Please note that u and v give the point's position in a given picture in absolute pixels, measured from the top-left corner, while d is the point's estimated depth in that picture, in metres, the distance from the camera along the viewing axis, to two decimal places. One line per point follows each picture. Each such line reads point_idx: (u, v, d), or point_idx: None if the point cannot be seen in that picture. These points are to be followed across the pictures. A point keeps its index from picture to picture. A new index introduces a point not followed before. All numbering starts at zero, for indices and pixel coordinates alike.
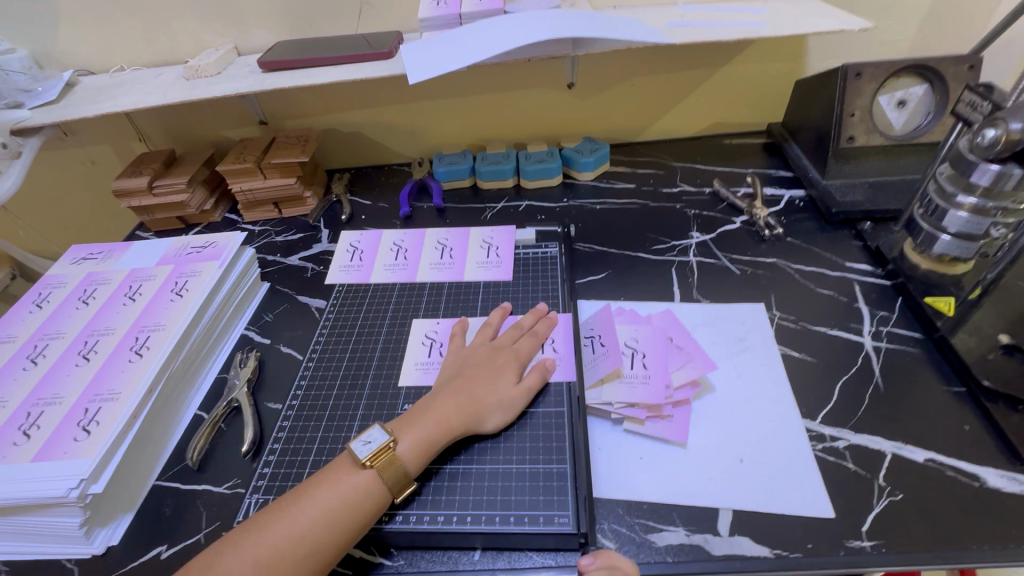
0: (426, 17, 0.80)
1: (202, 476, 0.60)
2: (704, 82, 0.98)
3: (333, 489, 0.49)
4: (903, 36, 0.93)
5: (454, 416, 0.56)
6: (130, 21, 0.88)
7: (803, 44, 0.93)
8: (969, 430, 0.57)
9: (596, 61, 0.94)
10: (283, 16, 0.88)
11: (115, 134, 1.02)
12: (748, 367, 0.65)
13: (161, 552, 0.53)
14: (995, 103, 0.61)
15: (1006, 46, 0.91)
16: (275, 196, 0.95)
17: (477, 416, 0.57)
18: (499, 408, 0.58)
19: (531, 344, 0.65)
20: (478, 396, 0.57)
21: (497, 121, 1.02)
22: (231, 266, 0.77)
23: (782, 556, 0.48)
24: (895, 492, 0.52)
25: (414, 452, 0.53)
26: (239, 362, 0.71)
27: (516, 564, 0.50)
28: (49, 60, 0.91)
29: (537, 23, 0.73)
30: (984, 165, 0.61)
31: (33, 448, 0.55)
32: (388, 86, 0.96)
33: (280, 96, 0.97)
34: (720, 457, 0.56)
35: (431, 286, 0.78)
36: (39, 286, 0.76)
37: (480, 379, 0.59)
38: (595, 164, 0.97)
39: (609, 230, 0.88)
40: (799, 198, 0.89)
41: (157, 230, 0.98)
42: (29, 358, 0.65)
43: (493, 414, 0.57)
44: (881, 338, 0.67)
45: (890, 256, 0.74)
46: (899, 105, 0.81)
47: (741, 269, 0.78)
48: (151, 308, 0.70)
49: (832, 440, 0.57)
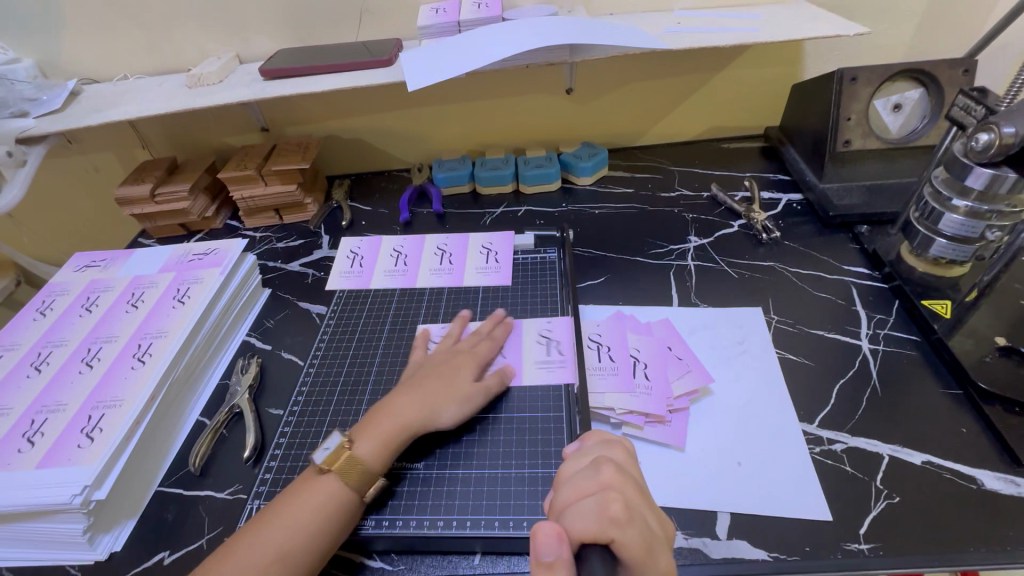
0: (425, 25, 0.81)
1: (205, 482, 0.60)
2: (702, 87, 0.98)
3: (299, 499, 0.50)
4: (900, 39, 0.93)
5: (408, 412, 0.57)
6: (133, 30, 0.89)
7: (800, 48, 0.93)
8: (966, 432, 0.57)
9: (594, 67, 0.94)
10: (284, 25, 0.89)
11: (118, 142, 1.03)
12: (747, 370, 0.65)
13: (164, 557, 0.54)
14: (989, 107, 0.61)
15: (1002, 49, 0.92)
16: (277, 203, 0.96)
17: (434, 410, 0.57)
18: (457, 402, 0.58)
19: (490, 346, 0.66)
20: (434, 393, 0.58)
21: (496, 127, 1.03)
22: (232, 273, 0.78)
23: (780, 559, 0.49)
24: (892, 495, 0.52)
25: (374, 451, 0.54)
26: (241, 367, 0.71)
27: (515, 568, 0.50)
28: (53, 69, 0.92)
29: (534, 31, 0.73)
30: (978, 169, 0.61)
31: (37, 455, 0.55)
32: (388, 92, 0.97)
33: (281, 103, 0.98)
34: (719, 461, 0.57)
35: (430, 291, 0.79)
36: (43, 293, 0.77)
37: (435, 377, 0.60)
38: (594, 169, 0.98)
39: (607, 234, 0.88)
40: (796, 201, 0.90)
41: (160, 236, 0.99)
42: (33, 366, 0.66)
43: (451, 407, 0.58)
44: (878, 341, 0.67)
45: (887, 259, 0.75)
46: (895, 109, 0.82)
47: (739, 272, 0.79)
48: (153, 315, 0.70)
49: (829, 443, 0.57)
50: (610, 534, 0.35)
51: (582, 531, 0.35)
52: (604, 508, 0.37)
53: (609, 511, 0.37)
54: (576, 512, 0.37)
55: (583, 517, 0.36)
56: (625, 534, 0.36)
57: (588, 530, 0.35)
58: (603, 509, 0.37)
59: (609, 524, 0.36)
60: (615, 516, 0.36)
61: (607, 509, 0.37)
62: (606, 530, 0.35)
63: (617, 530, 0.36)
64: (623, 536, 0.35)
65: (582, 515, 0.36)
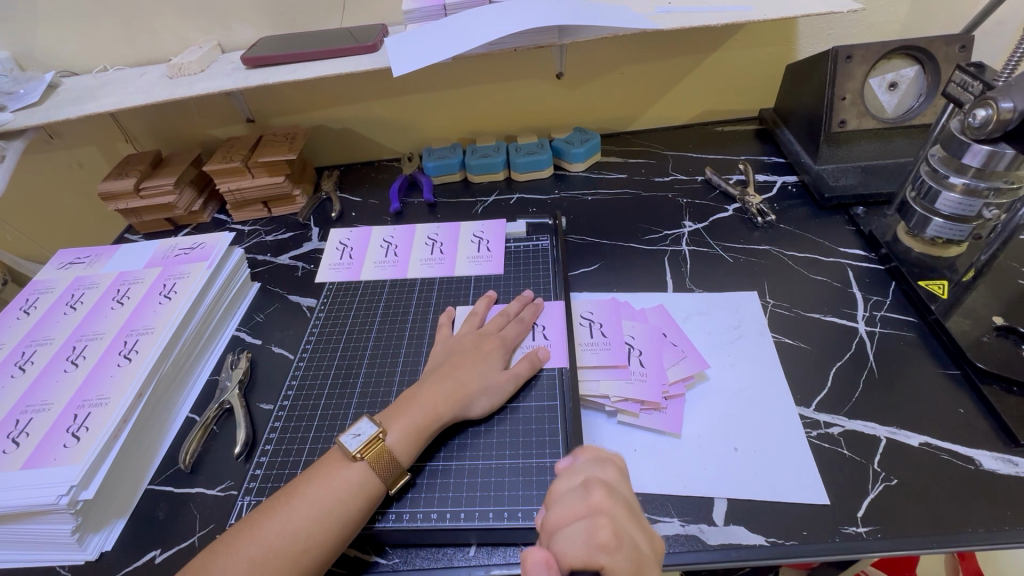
0: (410, 9, 0.78)
1: (196, 479, 0.59)
2: (694, 70, 0.97)
3: (326, 485, 0.49)
4: (893, 18, 0.92)
5: (440, 401, 0.56)
6: (111, 20, 0.86)
7: (793, 28, 0.92)
8: (963, 413, 0.56)
9: (584, 50, 0.93)
10: (266, 13, 0.87)
11: (100, 136, 1.01)
12: (743, 356, 0.64)
13: (155, 556, 0.53)
14: (986, 82, 0.60)
15: (998, 25, 0.90)
16: (264, 195, 0.94)
17: (465, 401, 0.57)
18: (486, 392, 0.58)
19: (518, 329, 0.65)
20: (465, 381, 0.58)
21: (487, 113, 1.01)
22: (219, 267, 0.76)
23: (777, 544, 0.48)
24: (890, 478, 0.52)
25: (404, 442, 0.53)
26: (231, 363, 0.70)
27: (512, 559, 0.50)
28: (31, 62, 0.90)
29: (522, 13, 0.72)
30: (975, 147, 0.60)
31: (23, 455, 0.54)
32: (375, 80, 0.95)
33: (266, 93, 0.96)
34: (716, 446, 0.56)
35: (422, 283, 0.77)
36: (26, 291, 0.75)
37: (466, 363, 0.60)
38: (586, 155, 0.96)
39: (600, 220, 0.87)
40: (792, 183, 0.89)
41: (147, 232, 0.97)
42: (18, 365, 0.64)
43: (480, 398, 0.57)
44: (875, 323, 0.66)
45: (883, 240, 0.74)
46: (890, 88, 0.81)
47: (734, 257, 0.78)
48: (139, 310, 0.69)
49: (826, 426, 0.57)
50: (598, 560, 0.34)
51: (571, 557, 0.34)
52: (593, 533, 0.36)
53: (597, 536, 0.36)
54: (564, 536, 0.36)
55: (572, 542, 0.35)
56: (613, 560, 0.35)
57: (577, 557, 0.34)
58: (592, 535, 0.36)
59: (597, 550, 0.35)
60: (603, 542, 0.35)
61: (594, 535, 0.36)
62: (594, 557, 0.34)
63: (605, 556, 0.35)
64: (612, 562, 0.34)
65: (570, 540, 0.36)
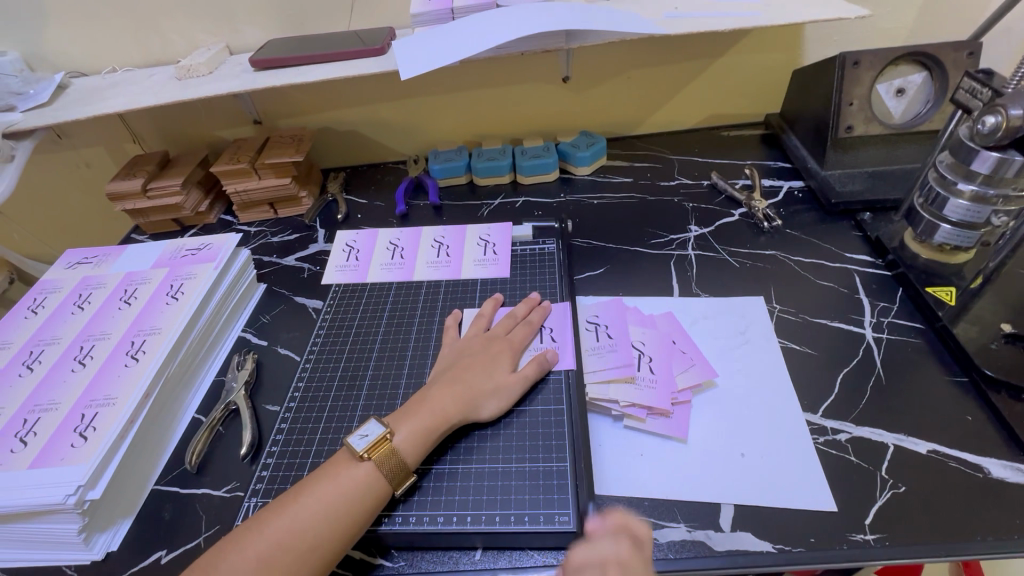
0: (418, 12, 0.79)
1: (202, 480, 0.59)
2: (701, 74, 0.97)
3: (333, 485, 0.49)
4: (901, 24, 0.92)
5: (450, 404, 0.56)
6: (119, 21, 0.87)
7: (800, 33, 0.92)
8: (972, 420, 0.56)
9: (590, 55, 0.93)
10: (273, 14, 0.88)
11: (108, 137, 1.01)
12: (750, 361, 0.64)
13: (161, 557, 0.53)
14: (995, 89, 0.60)
15: (1007, 31, 0.90)
16: (271, 197, 0.94)
17: (475, 403, 0.57)
18: (496, 395, 0.58)
19: (526, 331, 0.65)
20: (476, 384, 0.58)
21: (493, 116, 1.01)
22: (226, 268, 0.77)
23: (784, 551, 0.48)
24: (898, 485, 0.52)
25: (412, 442, 0.53)
26: (237, 364, 0.70)
27: (517, 563, 0.50)
28: (39, 62, 0.90)
29: (529, 17, 0.72)
30: (984, 153, 0.60)
31: (30, 454, 0.54)
32: (382, 83, 0.95)
33: (273, 95, 0.96)
34: (721, 452, 0.56)
35: (428, 285, 0.78)
36: (35, 290, 0.75)
37: (475, 367, 0.59)
38: (592, 159, 0.96)
39: (606, 224, 0.87)
40: (798, 188, 0.89)
41: (154, 232, 0.98)
42: (25, 364, 0.65)
43: (489, 401, 0.58)
44: (882, 329, 0.66)
45: (890, 246, 0.73)
46: (898, 93, 0.81)
47: (740, 262, 0.78)
48: (146, 311, 0.69)
49: (833, 433, 0.57)
50: None
51: None
52: None
53: None
54: None
55: None
56: None
57: None
58: None
59: None
60: None
61: None
62: None
63: None
64: None
65: None
